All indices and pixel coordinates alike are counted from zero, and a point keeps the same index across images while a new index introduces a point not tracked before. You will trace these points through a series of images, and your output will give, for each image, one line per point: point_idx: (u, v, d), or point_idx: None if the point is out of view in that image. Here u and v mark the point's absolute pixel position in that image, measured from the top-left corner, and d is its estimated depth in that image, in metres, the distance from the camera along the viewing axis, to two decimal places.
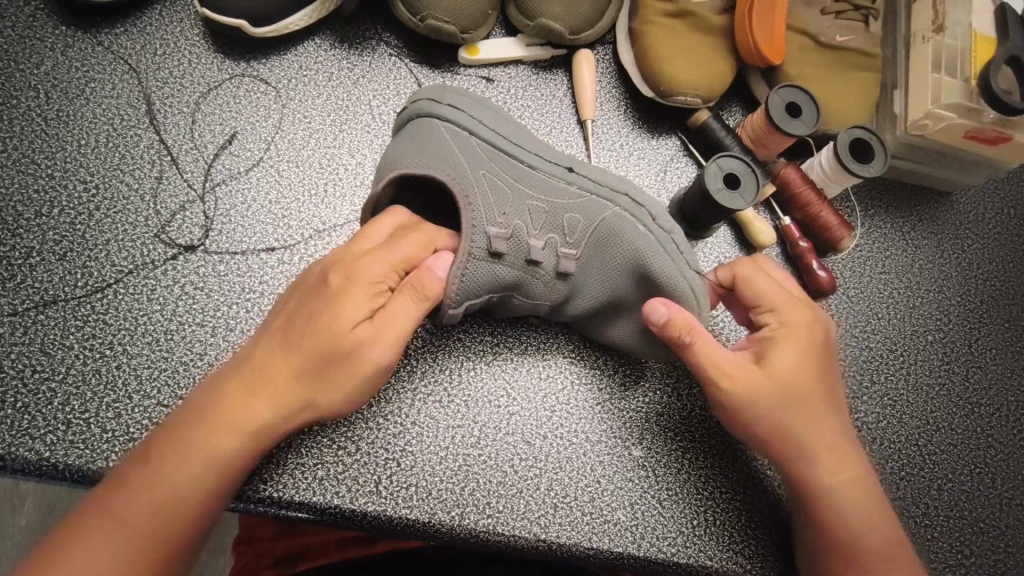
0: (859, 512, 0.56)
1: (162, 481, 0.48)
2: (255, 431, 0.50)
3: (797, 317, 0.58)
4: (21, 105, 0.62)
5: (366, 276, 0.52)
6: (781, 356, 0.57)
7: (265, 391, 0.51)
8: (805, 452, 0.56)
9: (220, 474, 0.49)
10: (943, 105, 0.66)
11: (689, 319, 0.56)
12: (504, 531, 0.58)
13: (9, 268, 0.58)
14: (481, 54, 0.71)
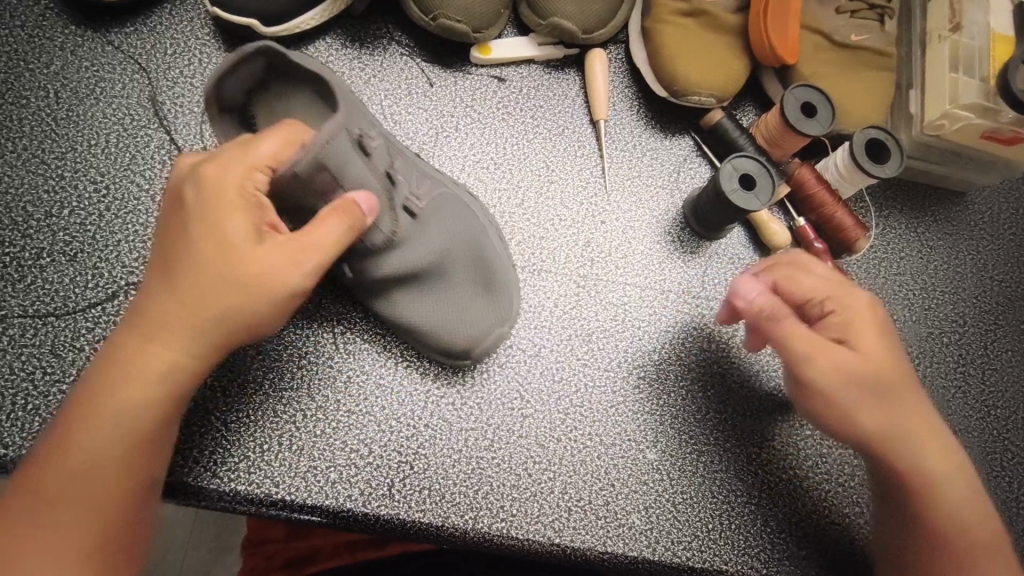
0: (961, 502, 0.54)
1: (85, 440, 0.45)
2: (172, 364, 0.46)
3: (862, 301, 0.56)
4: (31, 104, 0.61)
5: (235, 195, 0.47)
6: (873, 340, 0.55)
7: (169, 321, 0.46)
8: (900, 437, 0.54)
9: (139, 422, 0.45)
10: (961, 105, 0.66)
11: (775, 301, 0.57)
12: (518, 535, 0.58)
13: (19, 269, 0.57)
14: (493, 53, 0.70)
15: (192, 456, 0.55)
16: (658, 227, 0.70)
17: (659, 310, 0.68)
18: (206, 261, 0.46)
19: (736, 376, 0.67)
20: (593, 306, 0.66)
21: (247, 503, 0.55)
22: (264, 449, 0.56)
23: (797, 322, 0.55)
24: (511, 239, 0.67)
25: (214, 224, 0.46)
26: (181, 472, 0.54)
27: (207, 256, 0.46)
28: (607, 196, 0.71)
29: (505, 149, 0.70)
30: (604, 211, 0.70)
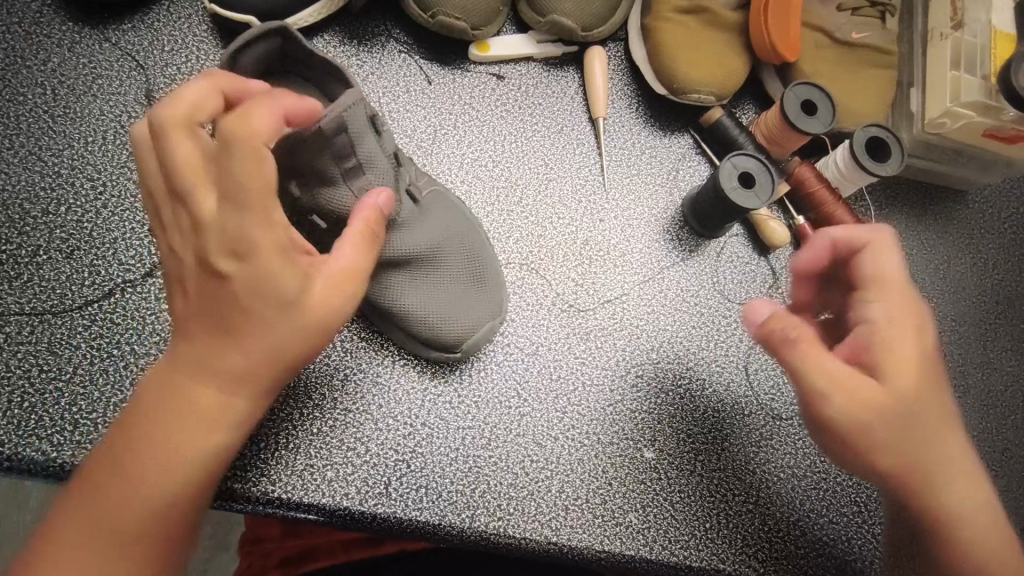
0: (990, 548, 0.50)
1: (145, 468, 0.43)
2: (231, 385, 0.45)
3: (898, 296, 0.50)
4: (28, 101, 0.61)
5: (253, 195, 0.41)
6: (911, 338, 0.49)
7: (207, 333, 0.44)
8: (935, 478, 0.50)
9: (209, 449, 0.45)
10: (962, 103, 0.65)
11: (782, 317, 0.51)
12: (515, 534, 0.58)
13: (16, 266, 0.57)
14: (491, 51, 0.70)
15: None
16: (657, 225, 0.70)
17: (658, 309, 0.67)
18: (235, 284, 0.43)
19: (735, 375, 0.66)
20: (592, 304, 0.66)
21: (243, 501, 0.55)
22: (260, 447, 0.56)
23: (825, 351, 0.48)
24: (509, 237, 0.67)
25: (241, 241, 0.42)
26: None
27: (238, 278, 0.43)
28: (606, 194, 0.70)
29: (503, 147, 0.70)
30: (603, 209, 0.70)
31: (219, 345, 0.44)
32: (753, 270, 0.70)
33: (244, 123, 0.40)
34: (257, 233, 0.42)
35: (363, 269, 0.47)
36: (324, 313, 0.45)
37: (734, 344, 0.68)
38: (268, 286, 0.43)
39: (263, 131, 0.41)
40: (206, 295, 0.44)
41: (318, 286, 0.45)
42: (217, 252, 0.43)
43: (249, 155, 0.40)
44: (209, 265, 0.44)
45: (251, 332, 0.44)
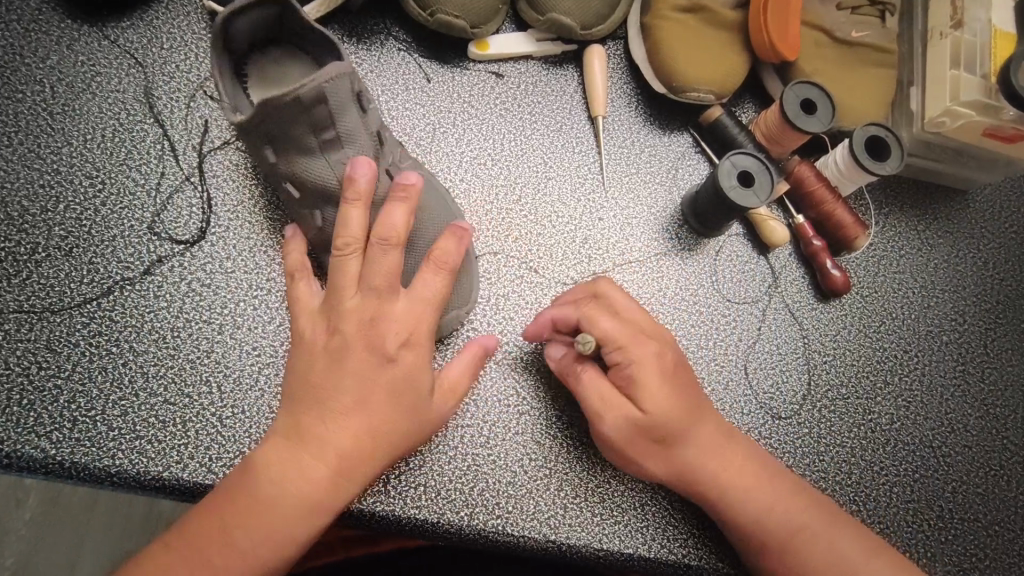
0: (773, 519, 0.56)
1: (259, 522, 0.47)
2: (369, 428, 0.51)
3: (650, 349, 0.57)
4: (27, 99, 0.61)
5: (420, 309, 0.54)
6: (657, 386, 0.56)
7: (354, 411, 0.51)
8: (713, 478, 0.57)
9: (326, 494, 0.49)
10: (962, 102, 0.65)
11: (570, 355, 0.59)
12: (513, 532, 0.58)
13: (15, 263, 0.57)
14: (491, 49, 0.70)
15: (186, 452, 0.54)
16: (656, 223, 0.70)
17: (656, 307, 0.67)
18: (394, 369, 0.52)
19: (733, 374, 0.66)
20: None
21: None
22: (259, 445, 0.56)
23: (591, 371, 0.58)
24: (508, 235, 0.67)
25: (388, 337, 0.52)
26: (175, 468, 0.54)
27: (399, 357, 0.52)
28: (605, 193, 0.70)
29: (503, 144, 0.70)
30: (602, 207, 0.70)
31: (364, 409, 0.51)
32: (752, 269, 0.70)
33: (379, 259, 0.53)
34: (395, 301, 0.53)
35: (465, 384, 0.56)
36: (455, 381, 0.56)
37: (732, 343, 0.68)
38: (417, 360, 0.53)
39: (390, 270, 0.53)
40: (358, 359, 0.52)
41: (441, 394, 0.54)
42: (391, 337, 0.52)
43: (416, 304, 0.54)
44: (380, 349, 0.52)
45: (427, 417, 0.53)
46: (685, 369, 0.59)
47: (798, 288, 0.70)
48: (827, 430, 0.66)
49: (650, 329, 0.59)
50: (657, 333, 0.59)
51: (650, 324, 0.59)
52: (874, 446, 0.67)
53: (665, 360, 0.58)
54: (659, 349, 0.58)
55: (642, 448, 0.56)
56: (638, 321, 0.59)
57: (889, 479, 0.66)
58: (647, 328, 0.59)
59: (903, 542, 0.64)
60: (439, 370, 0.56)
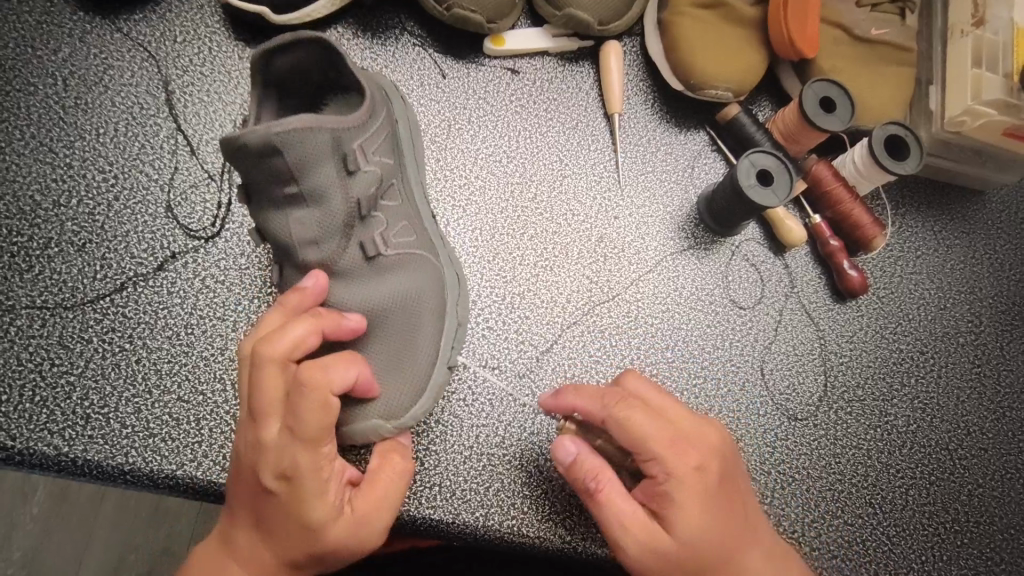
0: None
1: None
2: (274, 553, 0.43)
3: (690, 460, 0.46)
4: (39, 92, 0.60)
5: (299, 450, 0.41)
6: (691, 510, 0.45)
7: (259, 537, 0.43)
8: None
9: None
10: (984, 101, 0.64)
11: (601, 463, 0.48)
12: (528, 533, 0.57)
13: (27, 258, 0.56)
14: (506, 44, 0.69)
15: (200, 450, 0.54)
16: (671, 222, 0.69)
17: (672, 307, 0.67)
18: (280, 502, 0.42)
19: (749, 375, 0.66)
20: (607, 302, 0.66)
21: None
22: None
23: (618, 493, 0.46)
24: (523, 233, 0.66)
25: (262, 472, 0.42)
26: (188, 466, 0.53)
27: (279, 493, 0.42)
28: (621, 190, 0.70)
29: (517, 142, 0.69)
30: (617, 206, 0.69)
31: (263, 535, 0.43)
32: (768, 268, 0.70)
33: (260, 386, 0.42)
34: (269, 429, 0.42)
35: (387, 507, 0.46)
36: (367, 504, 0.45)
37: (749, 343, 0.67)
38: (303, 498, 0.42)
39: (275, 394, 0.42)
40: (249, 487, 0.43)
41: (343, 523, 0.44)
42: (267, 474, 0.42)
43: (284, 434, 0.42)
44: (259, 480, 0.42)
45: (329, 552, 0.43)
46: (727, 476, 0.48)
47: (814, 289, 0.70)
48: (843, 432, 0.66)
49: (693, 433, 0.47)
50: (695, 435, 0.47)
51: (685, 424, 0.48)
52: (891, 449, 0.66)
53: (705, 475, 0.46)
54: (702, 458, 0.46)
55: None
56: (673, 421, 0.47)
57: (906, 482, 0.65)
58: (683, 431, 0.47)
59: (919, 546, 0.64)
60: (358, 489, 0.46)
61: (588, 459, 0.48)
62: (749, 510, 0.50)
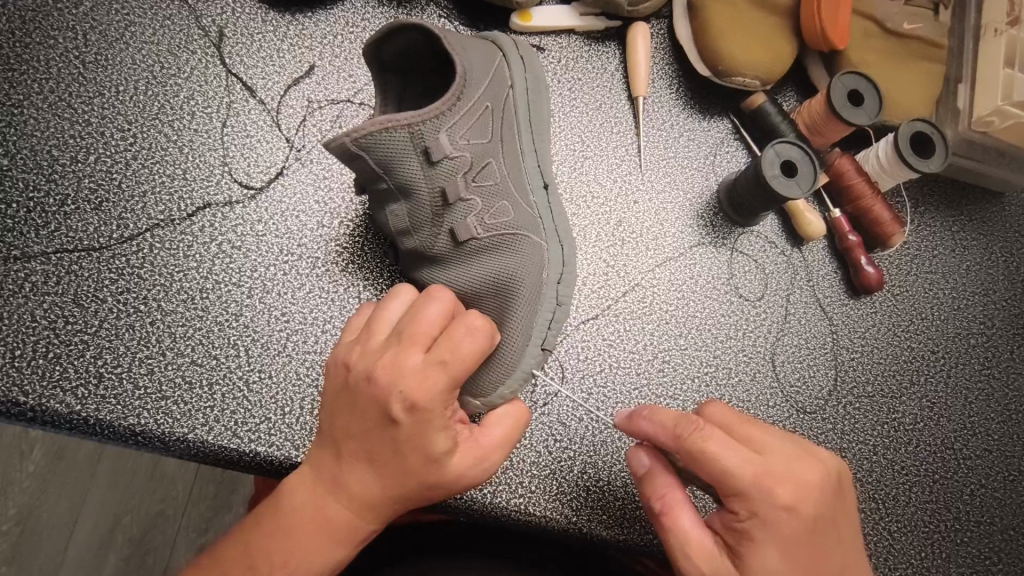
0: None
1: (276, 561, 0.45)
2: (385, 482, 0.45)
3: (779, 500, 0.44)
4: (59, 45, 0.59)
5: (438, 385, 0.45)
6: (774, 558, 0.43)
7: (369, 466, 0.45)
8: None
9: (344, 533, 0.46)
10: (1014, 102, 0.65)
11: (667, 483, 0.48)
12: (536, 511, 0.57)
13: (43, 214, 0.55)
14: (534, 20, 0.68)
15: (212, 415, 0.54)
16: (690, 210, 0.69)
17: (687, 295, 0.66)
18: (405, 433, 0.45)
19: (760, 366, 0.66)
20: (623, 287, 0.65)
21: (267, 465, 0.54)
22: (285, 412, 0.55)
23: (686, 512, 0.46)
24: None
25: (394, 402, 0.44)
26: (200, 430, 0.53)
27: (405, 425, 0.44)
28: (641, 174, 0.69)
29: None
30: (637, 190, 0.69)
31: (375, 465, 0.45)
32: (784, 261, 0.70)
33: (416, 319, 0.46)
34: (411, 359, 0.45)
35: (495, 450, 0.48)
36: (476, 443, 0.48)
37: (761, 334, 0.67)
38: (431, 427, 0.45)
39: (428, 326, 0.46)
40: (367, 418, 0.45)
41: (457, 457, 0.46)
42: (397, 405, 0.44)
43: (431, 367, 0.45)
44: (386, 410, 0.44)
45: (443, 482, 0.46)
46: (830, 508, 0.46)
47: (829, 284, 0.70)
48: (850, 427, 0.66)
49: (783, 459, 0.45)
50: (789, 476, 0.45)
51: (777, 462, 0.45)
52: (896, 445, 0.67)
53: (801, 517, 0.44)
54: (790, 494, 0.44)
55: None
56: (761, 450, 0.46)
57: (910, 480, 0.66)
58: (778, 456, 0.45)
59: (919, 542, 0.64)
60: (468, 428, 0.49)
61: (657, 474, 0.48)
62: (849, 530, 0.48)
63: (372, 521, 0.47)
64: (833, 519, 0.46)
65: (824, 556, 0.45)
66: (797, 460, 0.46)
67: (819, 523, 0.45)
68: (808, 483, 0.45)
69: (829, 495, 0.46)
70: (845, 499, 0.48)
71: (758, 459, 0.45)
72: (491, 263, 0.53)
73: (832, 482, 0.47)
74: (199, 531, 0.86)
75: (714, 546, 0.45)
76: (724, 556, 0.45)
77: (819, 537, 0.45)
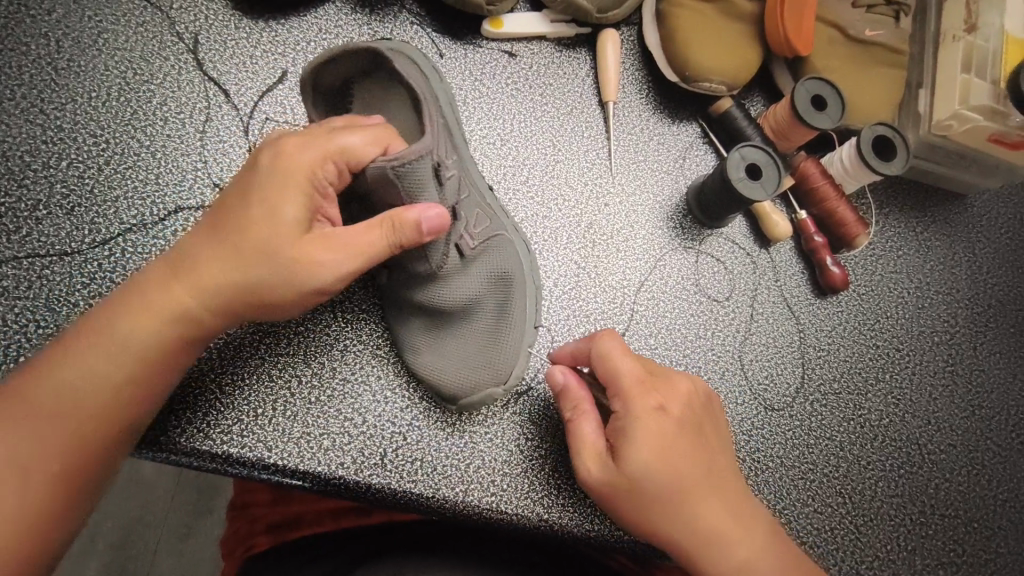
0: (745, 530, 0.48)
1: (62, 386, 0.44)
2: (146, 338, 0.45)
3: (652, 401, 0.49)
4: (32, 52, 0.60)
5: (168, 282, 0.46)
6: (643, 447, 0.47)
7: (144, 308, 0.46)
8: (662, 492, 0.47)
9: (103, 411, 0.44)
10: (970, 106, 0.67)
11: (580, 396, 0.53)
12: (507, 510, 0.58)
13: (15, 220, 0.56)
14: (505, 27, 0.69)
15: (185, 417, 0.55)
16: (660, 212, 0.70)
17: (657, 296, 0.68)
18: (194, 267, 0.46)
19: (729, 364, 0.67)
20: (594, 288, 0.66)
21: (238, 466, 0.55)
22: (257, 413, 0.56)
23: (587, 420, 0.51)
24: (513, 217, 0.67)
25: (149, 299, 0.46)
26: (174, 432, 0.54)
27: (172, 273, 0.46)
28: (612, 178, 0.70)
29: (512, 126, 0.69)
30: (608, 193, 0.70)
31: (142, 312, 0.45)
32: (753, 262, 0.71)
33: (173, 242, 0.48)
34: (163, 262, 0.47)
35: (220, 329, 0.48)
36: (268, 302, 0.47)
37: (729, 334, 0.68)
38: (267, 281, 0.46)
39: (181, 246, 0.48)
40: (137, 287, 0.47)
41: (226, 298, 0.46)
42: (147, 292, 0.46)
43: (328, 161, 0.48)
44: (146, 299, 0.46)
45: (198, 260, 0.46)
46: (700, 419, 0.50)
47: (796, 284, 0.71)
48: (818, 423, 0.68)
49: (661, 374, 0.51)
50: (665, 387, 0.50)
51: (658, 378, 0.51)
52: (863, 441, 0.68)
53: (670, 415, 0.48)
54: (660, 399, 0.49)
55: (616, 507, 0.48)
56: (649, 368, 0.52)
57: (876, 474, 0.67)
58: (658, 373, 0.51)
59: (885, 536, 0.66)
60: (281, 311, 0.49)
61: (574, 388, 0.53)
62: (725, 452, 0.52)
63: (144, 393, 0.46)
64: (705, 429, 0.51)
65: (692, 451, 0.48)
66: (674, 380, 0.51)
67: (688, 425, 0.49)
68: (678, 391, 0.50)
69: (700, 407, 0.51)
70: (713, 420, 0.52)
71: (643, 372, 0.50)
72: (494, 263, 0.59)
73: (701, 399, 0.52)
74: (179, 535, 0.86)
75: (602, 449, 0.49)
76: (608, 454, 0.49)
77: (687, 436, 0.49)
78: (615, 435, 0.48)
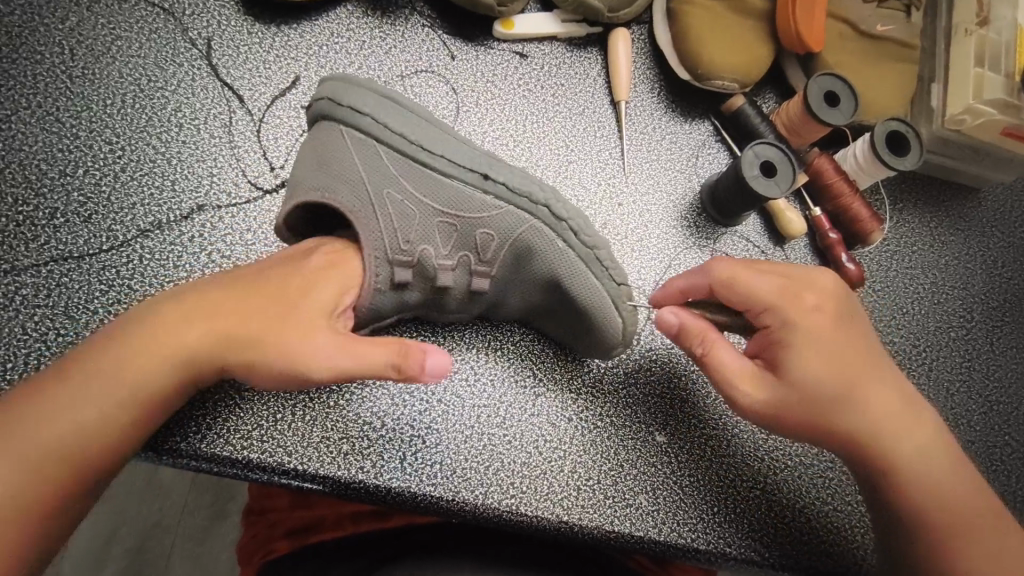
0: (897, 426, 0.54)
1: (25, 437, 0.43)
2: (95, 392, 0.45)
3: (804, 302, 0.54)
4: (46, 61, 0.60)
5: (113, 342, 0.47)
6: (806, 354, 0.53)
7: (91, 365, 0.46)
8: (839, 400, 0.53)
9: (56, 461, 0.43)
10: (984, 100, 0.66)
11: (705, 326, 0.55)
12: (527, 511, 0.58)
13: (32, 228, 0.56)
14: (516, 28, 0.69)
15: (206, 423, 0.55)
16: (674, 211, 0.70)
17: None
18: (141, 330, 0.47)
19: None
20: None
21: (258, 471, 0.55)
22: (277, 418, 0.56)
23: (723, 346, 0.55)
24: None
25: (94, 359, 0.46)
26: (195, 439, 0.54)
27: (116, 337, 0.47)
28: (625, 178, 0.70)
29: (525, 127, 0.69)
30: (621, 193, 0.70)
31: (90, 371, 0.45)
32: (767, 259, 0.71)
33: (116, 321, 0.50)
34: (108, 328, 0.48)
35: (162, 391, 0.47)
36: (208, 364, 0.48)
37: None
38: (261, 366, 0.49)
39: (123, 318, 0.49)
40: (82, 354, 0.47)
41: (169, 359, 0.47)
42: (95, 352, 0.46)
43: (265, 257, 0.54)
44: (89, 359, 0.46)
45: (146, 321, 0.48)
46: (851, 311, 0.56)
47: None
48: None
49: (808, 277, 0.57)
50: (812, 287, 0.56)
51: (792, 282, 0.56)
52: None
53: (825, 317, 0.54)
54: (817, 301, 0.55)
55: (776, 413, 0.53)
56: (785, 274, 0.56)
57: None
58: (810, 277, 0.56)
59: None
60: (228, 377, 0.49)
61: (689, 322, 0.56)
62: (872, 345, 0.57)
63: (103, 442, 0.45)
64: (857, 323, 0.56)
65: (855, 346, 0.55)
66: (813, 280, 0.56)
67: (849, 319, 0.56)
68: (832, 291, 0.56)
69: (846, 306, 0.56)
70: (862, 317, 0.57)
71: (777, 280, 0.55)
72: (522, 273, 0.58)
73: (847, 294, 0.57)
74: (195, 541, 0.86)
75: (756, 368, 0.54)
76: (766, 370, 0.54)
77: (845, 334, 0.55)
78: (779, 344, 0.54)
